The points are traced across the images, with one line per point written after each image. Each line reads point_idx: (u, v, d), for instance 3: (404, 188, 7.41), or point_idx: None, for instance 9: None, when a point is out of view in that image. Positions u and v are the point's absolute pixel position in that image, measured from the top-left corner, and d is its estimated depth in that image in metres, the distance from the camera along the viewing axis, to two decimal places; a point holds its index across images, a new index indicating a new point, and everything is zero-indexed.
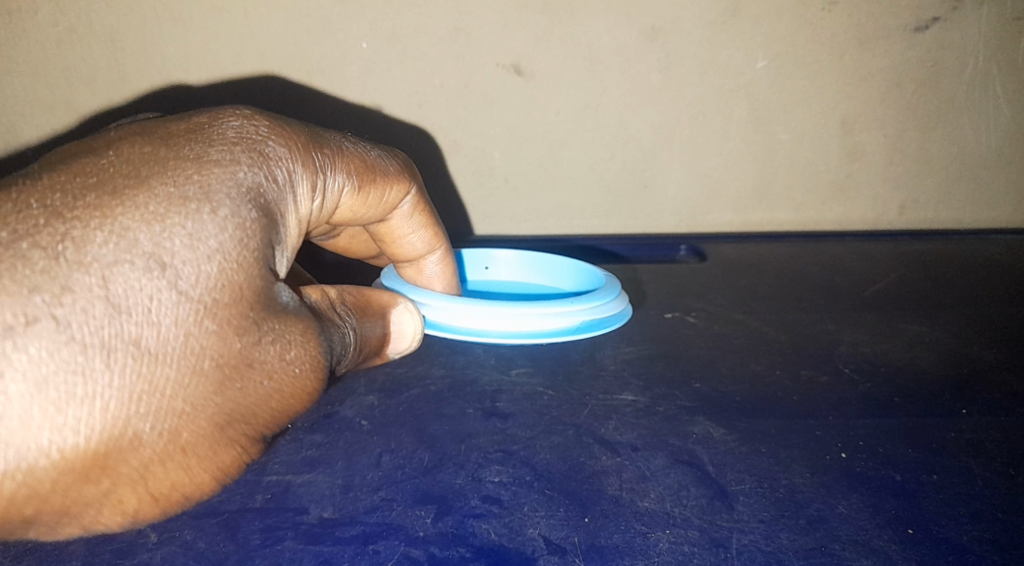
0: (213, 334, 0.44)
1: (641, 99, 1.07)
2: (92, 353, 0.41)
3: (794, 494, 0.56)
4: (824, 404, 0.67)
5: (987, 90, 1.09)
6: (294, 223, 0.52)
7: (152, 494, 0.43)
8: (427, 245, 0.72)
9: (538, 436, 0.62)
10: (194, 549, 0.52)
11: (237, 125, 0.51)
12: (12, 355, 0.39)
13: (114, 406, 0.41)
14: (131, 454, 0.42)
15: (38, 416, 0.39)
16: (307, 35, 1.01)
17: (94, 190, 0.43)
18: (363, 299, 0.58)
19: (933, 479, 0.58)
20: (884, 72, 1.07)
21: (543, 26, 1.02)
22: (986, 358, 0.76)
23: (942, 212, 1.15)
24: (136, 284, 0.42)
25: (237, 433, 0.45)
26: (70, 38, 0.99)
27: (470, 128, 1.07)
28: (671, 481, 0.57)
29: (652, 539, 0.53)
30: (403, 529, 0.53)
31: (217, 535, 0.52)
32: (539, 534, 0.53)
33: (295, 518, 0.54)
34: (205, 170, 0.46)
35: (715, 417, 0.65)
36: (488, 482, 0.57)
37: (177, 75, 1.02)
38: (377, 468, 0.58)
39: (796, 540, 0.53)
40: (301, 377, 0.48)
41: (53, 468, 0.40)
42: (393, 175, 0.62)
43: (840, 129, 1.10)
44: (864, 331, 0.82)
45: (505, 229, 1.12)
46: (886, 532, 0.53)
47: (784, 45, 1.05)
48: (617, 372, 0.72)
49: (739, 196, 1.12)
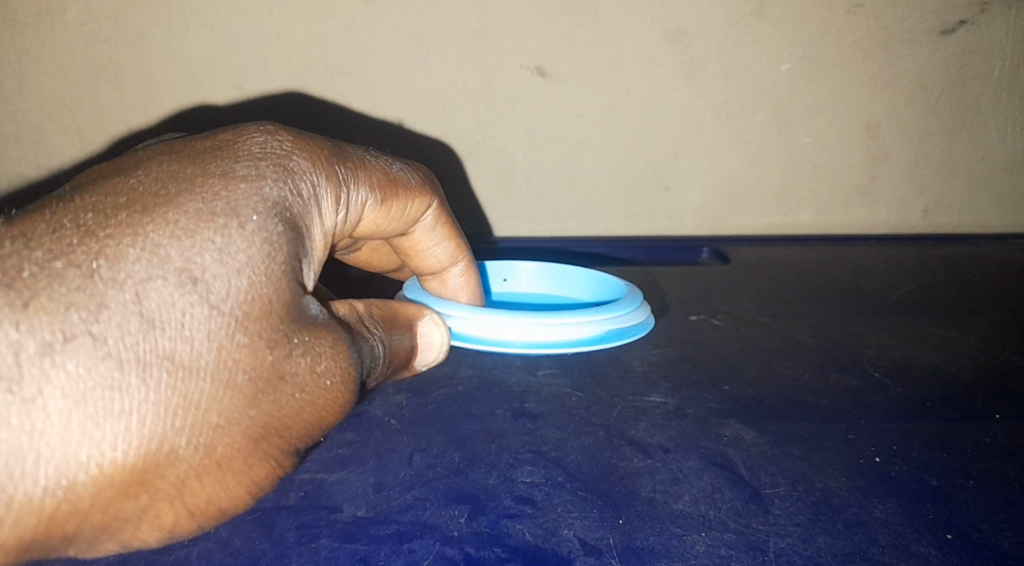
0: (245, 347, 0.44)
1: (664, 101, 1.06)
2: (127, 368, 0.41)
3: (830, 498, 0.56)
4: (855, 407, 0.67)
5: (1014, 92, 1.08)
6: (320, 236, 0.52)
7: (188, 509, 0.44)
8: (450, 256, 0.72)
9: (567, 437, 0.63)
10: (230, 546, 0.52)
11: (262, 140, 0.51)
12: (51, 372, 0.40)
13: (150, 420, 0.41)
14: (167, 469, 0.42)
15: (77, 432, 0.40)
16: (329, 37, 1.02)
17: (125, 209, 0.44)
18: (390, 312, 0.59)
19: (969, 484, 0.57)
20: (911, 75, 1.06)
21: (567, 27, 1.02)
22: (1017, 362, 0.75)
23: (968, 214, 1.13)
24: (168, 298, 0.42)
25: (270, 446, 0.46)
26: (96, 40, 1.01)
27: (493, 129, 1.07)
28: (705, 484, 0.57)
29: (688, 542, 0.53)
30: (438, 529, 0.53)
31: (252, 532, 0.53)
32: (575, 535, 0.53)
33: (330, 516, 0.54)
34: (231, 186, 0.47)
35: (745, 420, 0.65)
36: (520, 482, 0.57)
37: (201, 76, 1.02)
38: (409, 467, 0.59)
39: (834, 544, 0.52)
40: (332, 389, 0.49)
41: (92, 483, 0.41)
42: (416, 188, 0.63)
43: (866, 131, 1.09)
44: (892, 334, 0.82)
45: (527, 231, 1.12)
46: (925, 537, 0.53)
47: (808, 47, 1.04)
48: (644, 374, 0.72)
49: (763, 198, 1.12)
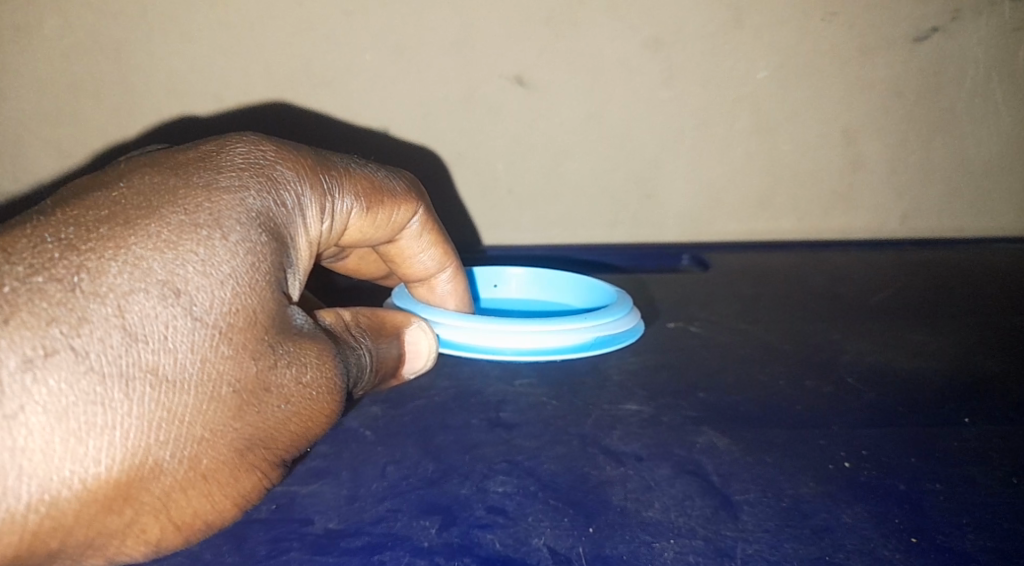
0: (229, 359, 0.44)
1: (645, 109, 1.07)
2: (110, 383, 0.40)
3: (799, 504, 0.57)
4: (829, 413, 0.68)
5: (986, 101, 1.10)
6: (304, 246, 0.52)
7: (175, 522, 0.43)
8: (438, 263, 0.72)
9: (542, 446, 0.63)
10: (200, 560, 0.52)
11: (245, 151, 0.51)
12: (32, 388, 0.39)
13: (134, 435, 0.41)
14: (152, 483, 0.42)
15: (60, 448, 0.39)
16: (311, 47, 1.01)
17: (107, 221, 0.43)
18: (378, 321, 0.59)
19: (937, 488, 0.58)
20: (885, 83, 1.08)
21: (547, 36, 1.03)
22: (990, 367, 0.76)
23: (942, 220, 1.15)
24: (151, 311, 0.42)
25: (257, 457, 0.45)
26: (74, 50, 1.00)
27: (474, 138, 1.07)
28: (676, 491, 0.58)
29: (657, 550, 0.53)
30: (409, 540, 0.53)
31: (223, 547, 0.52)
32: (544, 544, 0.53)
33: (300, 529, 0.54)
34: (214, 197, 0.47)
35: (719, 428, 0.65)
36: (492, 492, 0.57)
37: (180, 86, 1.02)
38: (382, 479, 0.59)
39: (800, 550, 0.53)
40: (317, 400, 0.48)
41: (76, 499, 0.40)
42: (401, 196, 0.63)
43: (842, 138, 1.10)
44: (869, 340, 0.83)
45: (508, 240, 1.12)
46: (891, 542, 0.53)
47: (785, 55, 1.06)
48: (622, 383, 0.72)
49: (742, 206, 1.13)
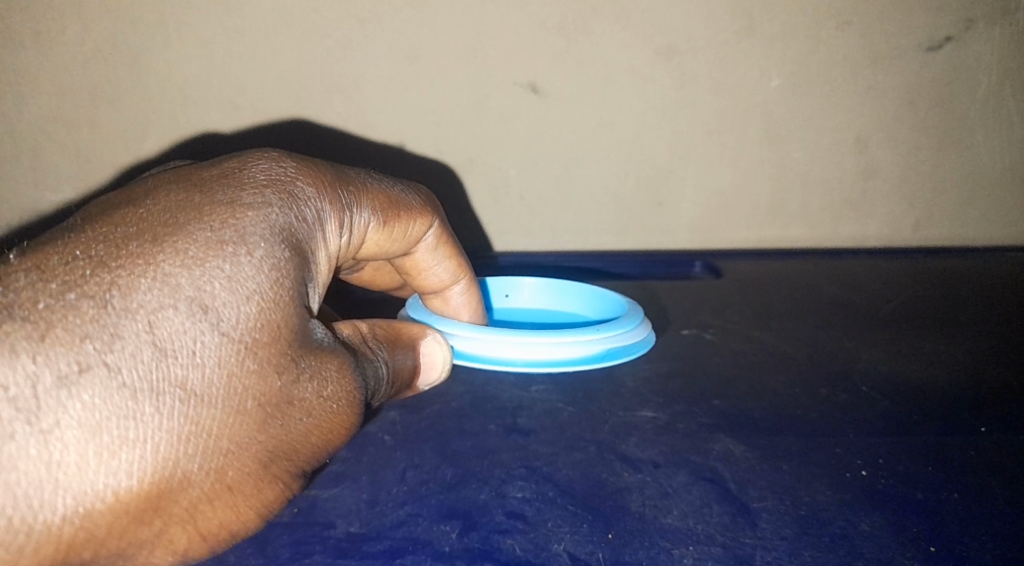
0: (254, 373, 0.45)
1: (657, 117, 1.08)
2: (141, 398, 0.42)
3: (816, 512, 0.57)
4: (842, 421, 0.68)
5: (1000, 109, 1.10)
6: (324, 260, 0.53)
7: (201, 533, 0.45)
8: (452, 275, 0.73)
9: (559, 452, 0.63)
10: (225, 563, 0.53)
11: (266, 167, 0.52)
12: (67, 403, 0.40)
13: (164, 448, 0.42)
14: (181, 494, 0.43)
15: (93, 460, 0.40)
16: (326, 57, 1.03)
17: (135, 239, 0.45)
18: (393, 332, 0.60)
19: (955, 497, 0.59)
20: (899, 90, 1.08)
21: (560, 45, 1.04)
22: (1004, 375, 0.77)
23: (957, 227, 1.15)
24: (180, 327, 0.43)
25: (279, 468, 0.46)
26: (95, 59, 1.01)
27: (487, 146, 1.08)
28: (694, 498, 0.58)
29: (676, 556, 0.54)
30: (430, 544, 0.54)
31: (246, 549, 0.54)
32: (564, 549, 0.54)
33: (323, 532, 0.55)
34: (239, 214, 0.48)
35: (734, 435, 0.66)
36: (511, 497, 0.58)
37: (198, 93, 1.03)
38: (402, 483, 0.60)
39: (819, 558, 0.53)
40: (338, 412, 0.49)
41: (108, 510, 0.41)
42: (417, 209, 0.64)
43: (856, 145, 1.11)
44: (881, 348, 0.83)
45: (521, 247, 1.13)
46: (910, 550, 0.54)
47: (797, 63, 1.06)
48: (636, 390, 0.73)
49: (755, 213, 1.13)
